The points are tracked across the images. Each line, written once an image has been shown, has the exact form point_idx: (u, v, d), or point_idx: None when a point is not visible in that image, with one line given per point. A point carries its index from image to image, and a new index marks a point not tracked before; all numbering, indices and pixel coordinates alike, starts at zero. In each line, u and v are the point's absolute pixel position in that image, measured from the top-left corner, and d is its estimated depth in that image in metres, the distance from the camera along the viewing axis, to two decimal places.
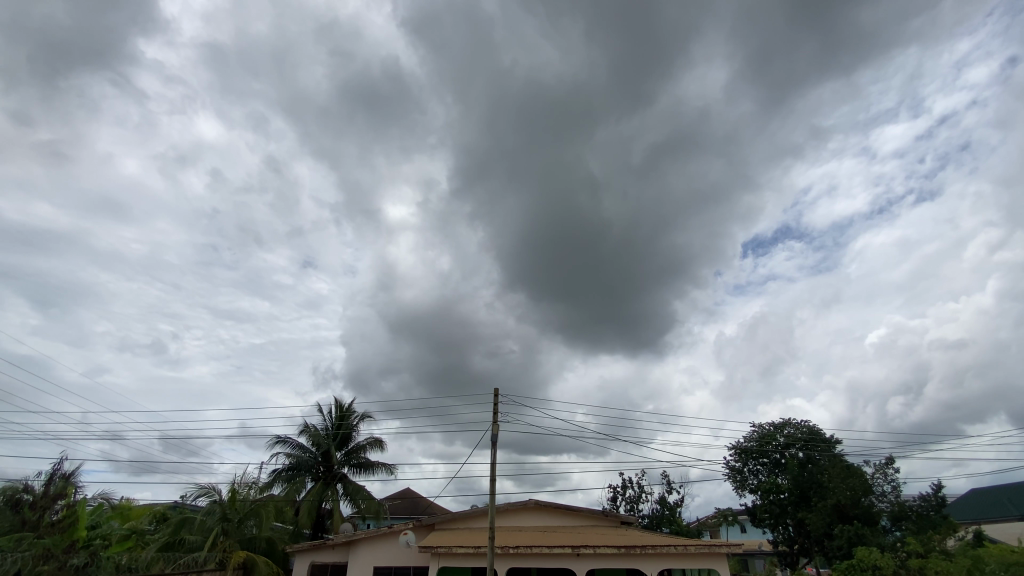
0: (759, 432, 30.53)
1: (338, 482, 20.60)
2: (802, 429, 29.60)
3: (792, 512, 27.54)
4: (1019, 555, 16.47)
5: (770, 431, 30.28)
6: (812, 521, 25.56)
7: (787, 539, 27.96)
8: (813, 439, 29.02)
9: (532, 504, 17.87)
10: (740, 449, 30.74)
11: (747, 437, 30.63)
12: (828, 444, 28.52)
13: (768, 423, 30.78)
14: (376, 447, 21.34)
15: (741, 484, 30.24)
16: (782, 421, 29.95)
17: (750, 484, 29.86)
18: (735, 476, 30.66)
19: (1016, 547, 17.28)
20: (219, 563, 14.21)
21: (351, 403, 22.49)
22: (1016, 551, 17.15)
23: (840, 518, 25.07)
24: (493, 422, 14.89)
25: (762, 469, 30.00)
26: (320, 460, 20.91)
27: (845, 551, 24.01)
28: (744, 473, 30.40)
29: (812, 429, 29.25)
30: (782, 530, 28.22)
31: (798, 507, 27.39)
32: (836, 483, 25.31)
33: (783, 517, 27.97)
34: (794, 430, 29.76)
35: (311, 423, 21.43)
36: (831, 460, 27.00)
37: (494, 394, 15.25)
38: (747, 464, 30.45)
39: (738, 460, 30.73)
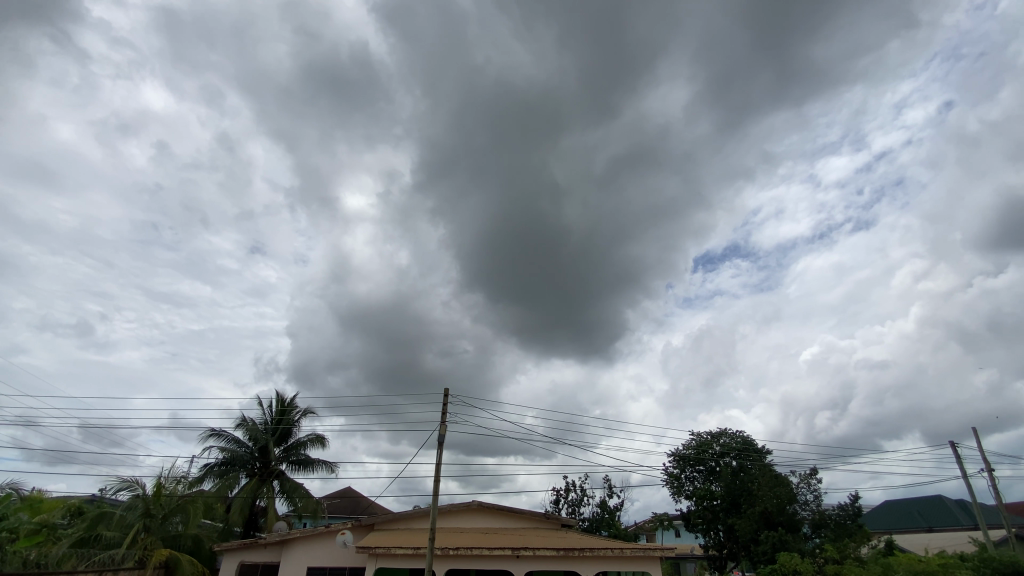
0: (697, 441, 31.89)
1: (275, 479, 19.87)
2: (737, 438, 31.11)
3: (723, 518, 28.85)
4: (925, 565, 17.95)
5: (707, 440, 31.67)
6: (741, 527, 26.89)
7: (717, 543, 29.28)
8: (746, 449, 30.56)
9: (475, 505, 17.90)
10: (678, 456, 31.94)
11: (685, 445, 31.89)
12: (759, 454, 30.13)
13: (706, 432, 32.18)
14: (317, 444, 20.75)
15: (677, 490, 31.41)
16: (719, 431, 31.39)
17: (686, 490, 31.06)
18: (672, 482, 31.82)
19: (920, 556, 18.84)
20: (138, 562, 13.37)
21: (294, 397, 21.77)
22: (923, 560, 18.63)
23: (766, 524, 26.50)
24: (441, 422, 14.85)
25: (697, 476, 31.28)
26: (256, 456, 20.14)
27: (769, 556, 25.40)
28: (681, 479, 31.58)
29: (746, 439, 30.80)
30: (713, 535, 29.52)
31: (729, 513, 28.74)
32: (764, 492, 26.75)
33: (714, 522, 29.27)
34: (729, 439, 31.24)
35: (248, 417, 20.58)
36: (761, 469, 28.51)
37: (445, 394, 15.19)
38: (684, 471, 31.67)
39: (676, 467, 31.91)
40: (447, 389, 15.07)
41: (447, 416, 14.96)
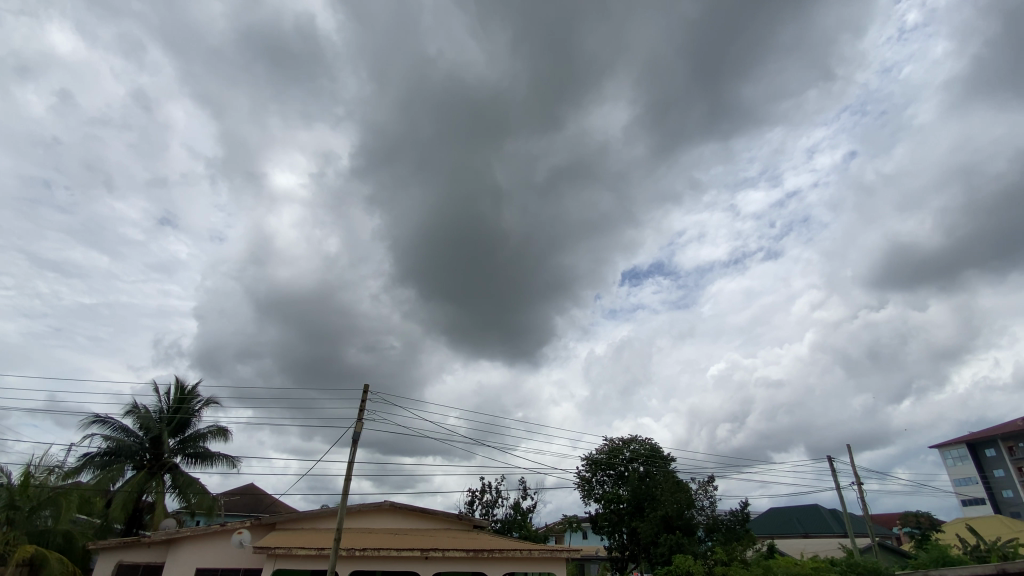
0: (609, 446, 33.36)
1: (166, 472, 18.33)
2: (645, 445, 32.88)
3: (627, 521, 30.36)
4: (800, 568, 20.09)
5: (619, 445, 33.24)
6: (643, 530, 28.43)
7: (620, 545, 30.77)
8: (653, 456, 32.41)
9: (387, 505, 17.58)
10: (591, 460, 33.23)
11: (599, 450, 33.26)
12: (665, 461, 32.08)
13: (618, 438, 33.74)
14: (219, 437, 19.42)
15: (588, 493, 32.64)
16: (630, 437, 33.03)
17: (596, 493, 32.36)
18: (584, 485, 33.02)
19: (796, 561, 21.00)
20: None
21: (196, 385, 20.24)
22: (798, 564, 20.79)
23: (666, 528, 28.21)
24: (358, 419, 14.50)
25: (607, 480, 32.68)
26: (147, 447, 18.49)
27: (665, 557, 27.09)
28: (592, 483, 32.85)
29: (654, 446, 32.68)
30: (617, 537, 30.99)
31: (633, 517, 30.30)
32: (666, 497, 28.51)
33: (619, 525, 30.73)
34: (638, 445, 32.96)
35: (140, 404, 18.85)
36: (665, 475, 30.37)
37: (365, 391, 14.85)
38: (595, 475, 32.97)
39: (588, 470, 33.15)
40: (366, 386, 14.78)
41: (365, 413, 14.63)
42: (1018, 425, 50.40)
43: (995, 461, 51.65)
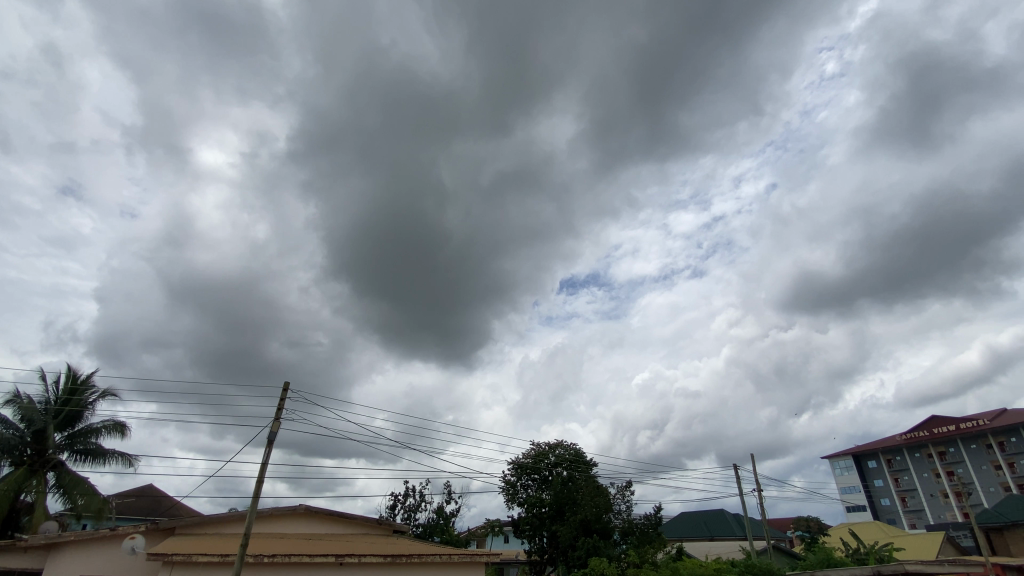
0: (535, 451, 34.00)
1: (50, 470, 16.52)
2: (570, 451, 33.80)
3: (548, 525, 30.98)
4: (703, 570, 21.52)
5: (545, 450, 33.97)
6: (562, 533, 29.14)
7: (540, 549, 31.34)
8: (576, 461, 33.38)
9: (302, 509, 16.86)
10: (517, 464, 33.64)
11: (525, 454, 33.77)
12: (587, 466, 33.14)
13: (545, 442, 34.49)
14: (116, 433, 17.79)
15: (511, 497, 32.99)
16: (556, 442, 33.86)
17: (519, 497, 32.78)
18: (508, 489, 33.35)
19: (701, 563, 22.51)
20: None
21: (91, 375, 18.42)
22: (703, 565, 22.25)
23: (584, 531, 29.08)
24: (275, 418, 13.85)
25: (531, 484, 33.21)
26: (28, 442, 16.54)
27: (582, 560, 27.93)
28: (516, 487, 33.26)
29: (578, 452, 33.66)
30: (537, 541, 31.56)
31: (554, 520, 30.97)
32: (586, 501, 29.44)
33: (540, 529, 31.30)
34: (563, 451, 33.83)
35: (23, 393, 16.88)
36: (586, 480, 31.39)
37: (285, 388, 14.20)
38: (520, 479, 33.43)
39: (513, 475, 33.53)
40: (287, 383, 14.15)
41: (283, 412, 13.99)
42: (896, 440, 56.78)
43: (876, 472, 57.98)
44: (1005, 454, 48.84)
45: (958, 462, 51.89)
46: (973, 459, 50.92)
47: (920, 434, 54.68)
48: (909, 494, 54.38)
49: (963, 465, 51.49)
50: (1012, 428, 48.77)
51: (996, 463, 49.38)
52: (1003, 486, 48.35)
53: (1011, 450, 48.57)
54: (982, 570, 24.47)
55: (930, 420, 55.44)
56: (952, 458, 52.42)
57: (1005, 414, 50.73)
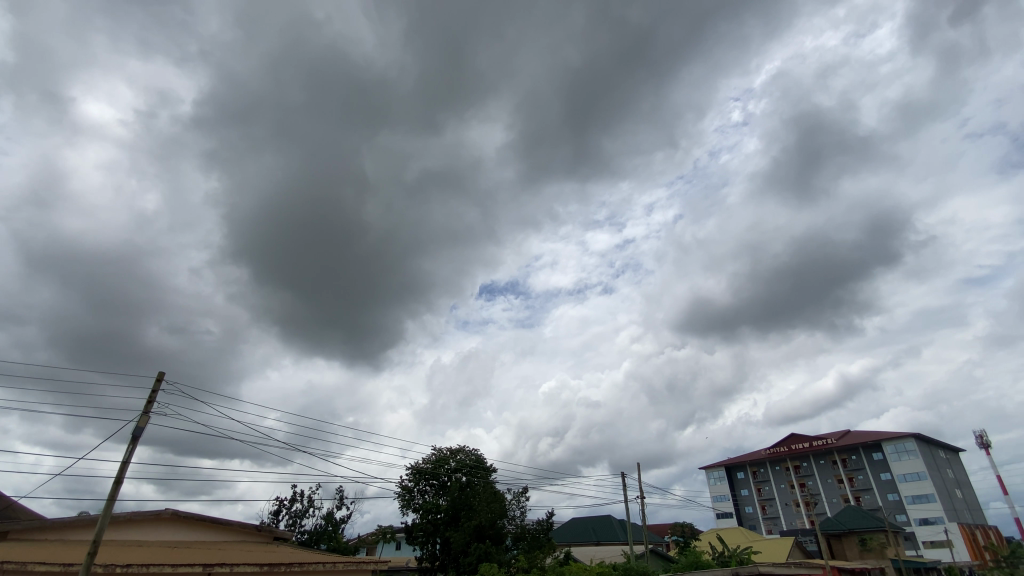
0: (435, 456, 33.71)
1: None
2: (470, 456, 33.95)
3: (442, 531, 30.79)
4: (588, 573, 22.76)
5: (445, 455, 33.76)
6: (455, 539, 29.10)
7: (431, 555, 31.06)
8: (476, 467, 33.59)
9: (167, 514, 15.35)
10: (415, 469, 33.14)
11: (425, 459, 33.38)
12: (486, 472, 33.49)
13: (445, 448, 34.30)
14: None
15: (407, 503, 32.38)
16: (457, 447, 33.81)
17: (415, 502, 32.28)
18: (404, 494, 32.70)
19: (586, 567, 23.74)
20: None
21: None
22: (587, 569, 23.45)
23: (477, 537, 29.27)
24: (143, 413, 12.52)
25: (429, 489, 32.88)
26: None
27: (472, 566, 28.06)
28: (413, 492, 32.73)
29: (478, 457, 33.92)
30: (430, 547, 31.21)
31: (448, 526, 30.84)
32: (482, 507, 29.75)
33: (433, 535, 31.00)
34: (464, 456, 33.86)
35: None
36: (484, 486, 31.73)
37: (158, 380, 12.91)
38: (417, 484, 32.93)
39: (411, 480, 32.96)
40: (161, 374, 12.90)
41: (153, 406, 12.69)
42: (761, 453, 63.75)
43: (743, 482, 64.50)
44: (846, 469, 56.75)
45: (809, 475, 59.44)
46: (821, 472, 58.58)
47: (781, 449, 61.82)
48: (768, 502, 61.20)
49: (813, 478, 59.07)
50: (853, 447, 56.77)
51: (838, 477, 57.24)
52: (842, 497, 56.14)
53: (851, 466, 56.56)
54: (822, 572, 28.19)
55: (791, 437, 62.90)
56: (805, 471, 59.92)
57: (849, 434, 58.98)
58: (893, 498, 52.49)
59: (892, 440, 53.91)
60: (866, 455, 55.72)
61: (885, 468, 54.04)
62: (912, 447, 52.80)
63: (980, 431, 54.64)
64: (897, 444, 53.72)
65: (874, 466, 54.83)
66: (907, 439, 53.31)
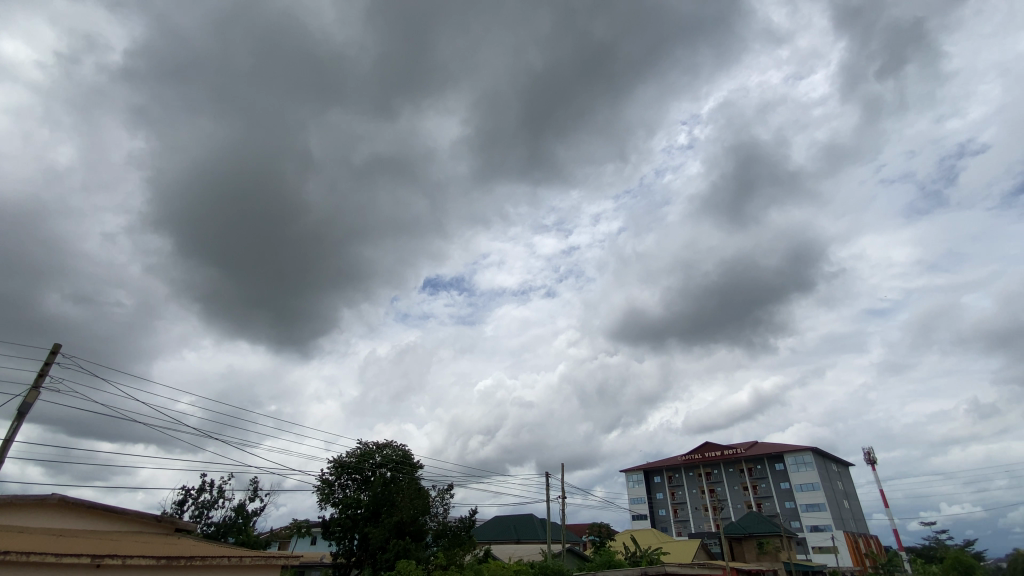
0: (361, 449, 32.95)
1: None
2: (397, 452, 33.48)
3: (361, 526, 30.18)
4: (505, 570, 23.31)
5: (371, 450, 33.09)
6: (373, 535, 28.60)
7: (347, 551, 30.35)
8: (402, 462, 33.17)
9: (54, 500, 14.06)
10: (338, 463, 32.26)
11: (348, 453, 32.56)
12: (412, 468, 33.17)
13: (372, 442, 33.60)
14: None
15: (326, 497, 31.45)
16: (383, 442, 33.23)
17: (335, 497, 31.43)
18: (324, 488, 31.73)
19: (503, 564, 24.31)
20: None
21: None
22: (505, 566, 23.97)
23: (397, 533, 28.98)
24: (33, 388, 11.45)
25: (350, 484, 32.13)
26: None
27: (389, 563, 27.74)
28: (333, 486, 31.84)
29: (405, 453, 33.53)
30: (346, 543, 30.49)
31: (367, 522, 30.26)
32: (405, 503, 29.47)
33: (351, 530, 30.32)
34: (390, 451, 33.33)
35: None
36: (409, 482, 31.41)
37: (53, 354, 11.86)
38: (339, 478, 32.08)
39: (332, 474, 32.06)
40: (58, 347, 11.87)
41: (45, 380, 11.65)
42: (678, 459, 67.43)
43: (659, 486, 67.87)
44: (751, 477, 61.23)
45: (719, 482, 63.57)
46: (729, 479, 62.85)
47: (696, 456, 65.70)
48: (680, 505, 64.87)
49: (721, 484, 63.24)
50: (759, 457, 61.34)
51: (744, 484, 61.63)
52: (746, 503, 60.50)
53: (756, 475, 61.08)
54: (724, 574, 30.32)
55: (705, 445, 66.98)
56: (715, 478, 64.02)
57: (756, 445, 63.66)
58: (789, 506, 57.26)
59: (793, 452, 58.77)
60: (769, 465, 60.38)
61: (785, 478, 58.85)
62: (809, 460, 57.85)
63: (867, 448, 60.68)
64: (797, 456, 58.62)
65: (776, 475, 59.55)
66: (805, 452, 58.33)
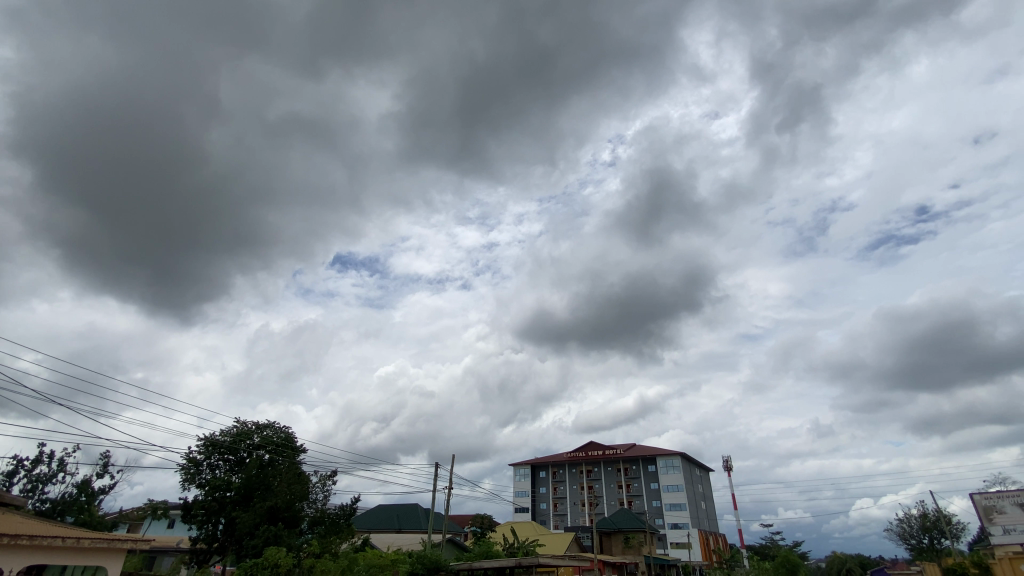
0: (237, 429, 30.79)
1: None
2: (279, 434, 31.74)
3: (228, 510, 28.28)
4: (380, 561, 23.46)
5: (249, 430, 31.04)
6: (241, 520, 26.93)
7: (208, 536, 28.30)
8: (283, 445, 31.51)
9: None
10: (209, 441, 29.91)
11: (223, 431, 30.26)
12: (293, 451, 31.62)
13: (251, 422, 31.54)
14: None
15: (190, 478, 29.03)
16: (265, 423, 31.33)
17: (201, 478, 29.13)
18: (189, 468, 29.25)
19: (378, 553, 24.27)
20: None
21: None
22: (381, 556, 24.10)
23: (269, 519, 27.55)
24: None
25: (221, 465, 29.96)
26: None
27: (256, 549, 26.31)
28: (200, 467, 29.48)
29: (288, 436, 31.89)
30: (209, 528, 28.42)
31: (236, 506, 28.43)
32: (281, 488, 28.10)
33: (216, 514, 28.33)
34: (271, 433, 31.51)
35: None
36: (288, 466, 29.94)
37: None
38: (208, 458, 29.77)
39: (201, 453, 29.66)
40: None
41: None
42: (564, 456, 70.86)
43: (543, 481, 70.86)
44: (626, 477, 66.15)
45: (597, 479, 67.84)
46: (607, 478, 67.33)
47: (580, 454, 69.48)
48: (560, 500, 68.37)
49: (599, 481, 67.56)
50: (635, 458, 66.41)
51: (619, 483, 66.39)
52: (619, 500, 65.27)
53: (630, 474, 66.10)
54: (590, 567, 32.58)
55: (590, 444, 71.08)
56: (594, 475, 68.19)
57: (634, 447, 68.80)
58: (656, 505, 62.72)
59: (664, 456, 64.36)
60: (643, 466, 65.61)
61: (654, 479, 64.30)
62: (677, 463, 63.73)
63: (727, 457, 68.10)
64: (667, 460, 64.27)
65: (647, 476, 64.86)
66: (674, 456, 64.20)
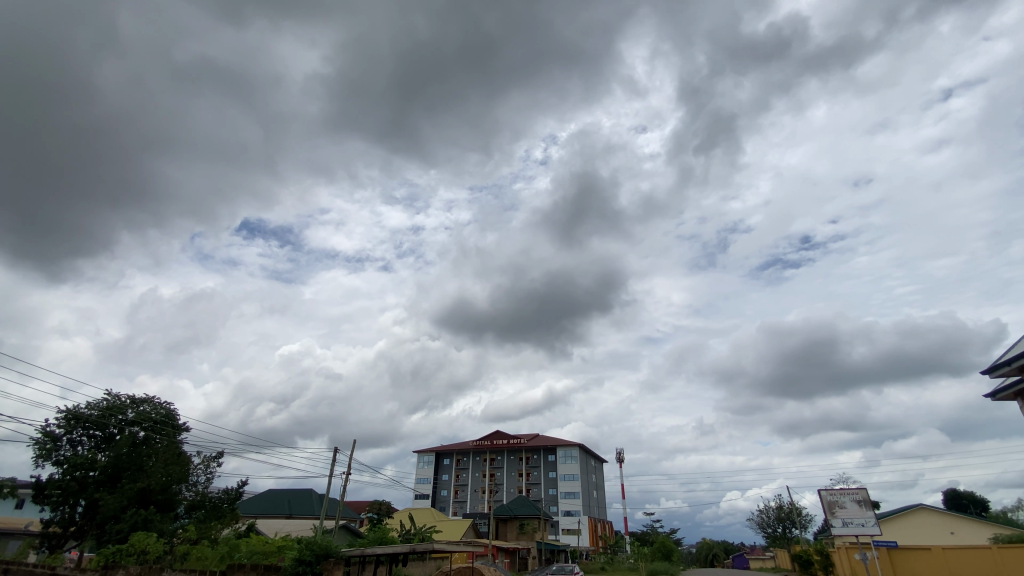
0: (108, 403, 28.05)
1: None
2: (159, 410, 29.39)
3: (89, 491, 25.80)
4: (266, 547, 22.99)
5: (122, 404, 28.38)
6: (106, 503, 24.71)
7: (64, 520, 25.69)
8: (163, 423, 29.23)
9: None
10: (72, 415, 26.98)
11: (90, 404, 27.41)
12: (174, 430, 29.47)
13: (125, 396, 28.87)
14: None
15: (45, 454, 26.07)
16: (142, 398, 28.85)
17: (58, 455, 26.26)
18: (44, 444, 26.24)
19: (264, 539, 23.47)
20: None
21: None
22: (267, 542, 23.57)
23: (139, 502, 25.60)
24: None
25: (85, 441, 27.18)
26: None
27: (121, 534, 24.35)
28: (59, 442, 26.57)
29: (169, 413, 29.65)
30: (65, 510, 25.77)
31: (100, 487, 26.01)
32: (157, 469, 26.17)
33: (75, 496, 25.73)
34: (149, 409, 29.09)
35: None
36: (167, 445, 27.88)
37: None
38: (69, 433, 26.87)
39: (61, 427, 26.69)
40: None
41: None
42: (468, 444, 72.01)
43: (446, 468, 71.58)
44: (527, 465, 68.79)
45: (499, 467, 69.82)
46: (508, 466, 69.52)
47: (484, 443, 70.97)
48: (462, 487, 69.55)
49: (501, 469, 69.60)
50: (536, 448, 69.27)
51: (519, 471, 68.87)
52: (518, 488, 67.81)
53: (531, 463, 68.83)
54: (484, 551, 33.88)
55: (496, 433, 72.85)
56: (497, 463, 70.11)
57: (537, 437, 71.65)
58: (551, 492, 66.01)
59: (564, 447, 67.78)
60: (543, 456, 68.64)
61: (553, 468, 67.55)
62: (575, 454, 67.39)
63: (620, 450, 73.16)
64: (565, 451, 67.75)
65: (546, 466, 67.96)
66: (572, 447, 67.83)
